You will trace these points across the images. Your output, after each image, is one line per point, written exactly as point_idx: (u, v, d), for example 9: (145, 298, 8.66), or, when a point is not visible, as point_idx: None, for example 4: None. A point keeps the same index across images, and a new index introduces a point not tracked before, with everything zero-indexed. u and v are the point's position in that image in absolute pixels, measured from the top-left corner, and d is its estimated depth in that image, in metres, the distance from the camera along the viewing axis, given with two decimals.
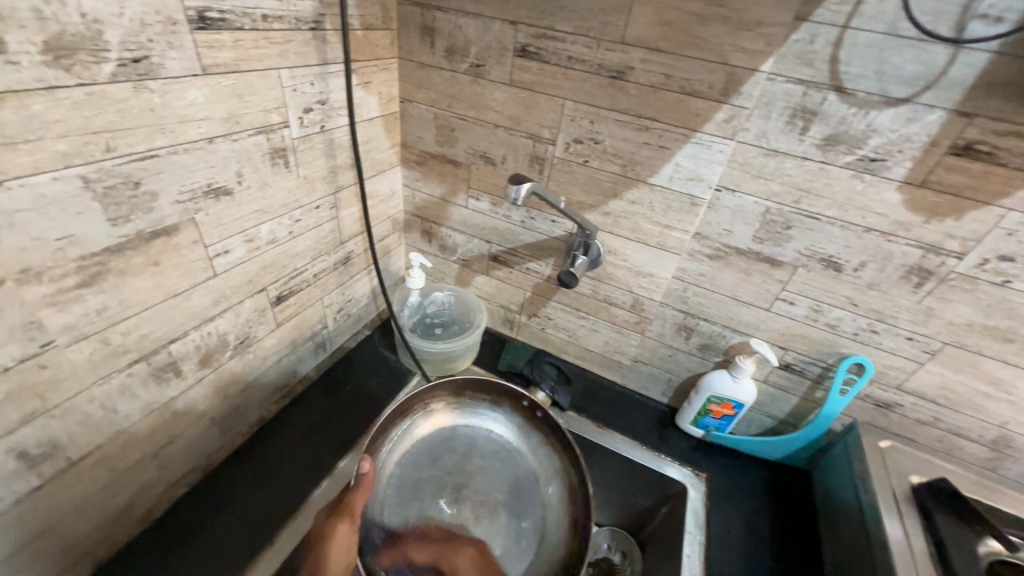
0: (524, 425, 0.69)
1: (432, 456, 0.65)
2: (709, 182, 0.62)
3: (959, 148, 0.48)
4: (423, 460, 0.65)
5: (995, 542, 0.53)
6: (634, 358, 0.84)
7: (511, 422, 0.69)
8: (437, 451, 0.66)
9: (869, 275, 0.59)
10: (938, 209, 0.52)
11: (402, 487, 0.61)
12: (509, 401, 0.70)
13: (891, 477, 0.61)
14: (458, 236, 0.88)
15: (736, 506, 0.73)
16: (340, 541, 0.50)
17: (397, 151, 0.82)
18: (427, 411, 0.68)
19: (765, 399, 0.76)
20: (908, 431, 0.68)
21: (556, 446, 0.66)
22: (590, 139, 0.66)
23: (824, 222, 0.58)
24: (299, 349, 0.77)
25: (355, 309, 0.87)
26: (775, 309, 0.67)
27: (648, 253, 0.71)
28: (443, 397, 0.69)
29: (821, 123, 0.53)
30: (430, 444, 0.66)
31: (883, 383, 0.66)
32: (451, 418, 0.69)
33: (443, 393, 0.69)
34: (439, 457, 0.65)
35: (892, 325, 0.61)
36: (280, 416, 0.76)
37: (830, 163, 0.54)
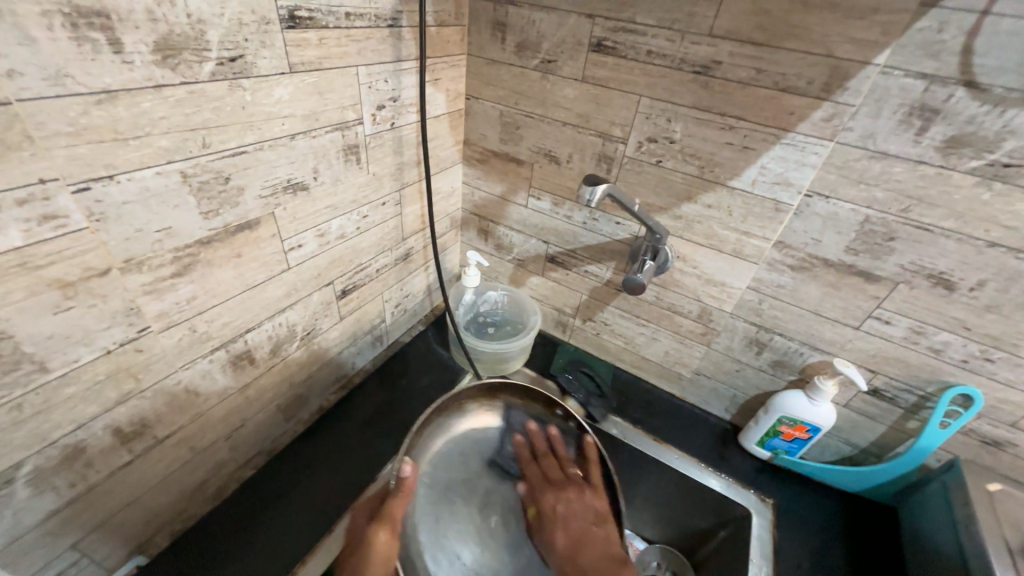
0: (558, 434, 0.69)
1: (467, 460, 0.66)
2: (799, 187, 0.56)
3: None
4: (459, 463, 0.66)
5: None
6: (696, 370, 0.80)
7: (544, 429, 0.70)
8: (470, 453, 0.66)
9: (989, 296, 0.52)
10: None
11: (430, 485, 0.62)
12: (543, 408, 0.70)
13: (1003, 526, 0.54)
14: (516, 235, 0.87)
15: (806, 538, 0.68)
16: (379, 551, 0.50)
17: (459, 149, 0.82)
18: (462, 408, 0.69)
19: (846, 425, 0.70)
20: (1021, 474, 0.60)
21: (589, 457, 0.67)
22: (666, 138, 0.62)
23: (936, 235, 0.52)
24: (359, 342, 0.78)
25: (411, 304, 0.88)
26: (866, 328, 0.61)
27: (721, 261, 0.67)
28: (477, 396, 0.70)
29: (944, 123, 0.47)
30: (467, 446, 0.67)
31: (994, 418, 0.58)
32: (480, 417, 0.69)
33: (478, 392, 0.69)
34: (471, 459, 0.66)
35: (1013, 354, 0.53)
36: (338, 406, 0.78)
37: (951, 168, 0.48)
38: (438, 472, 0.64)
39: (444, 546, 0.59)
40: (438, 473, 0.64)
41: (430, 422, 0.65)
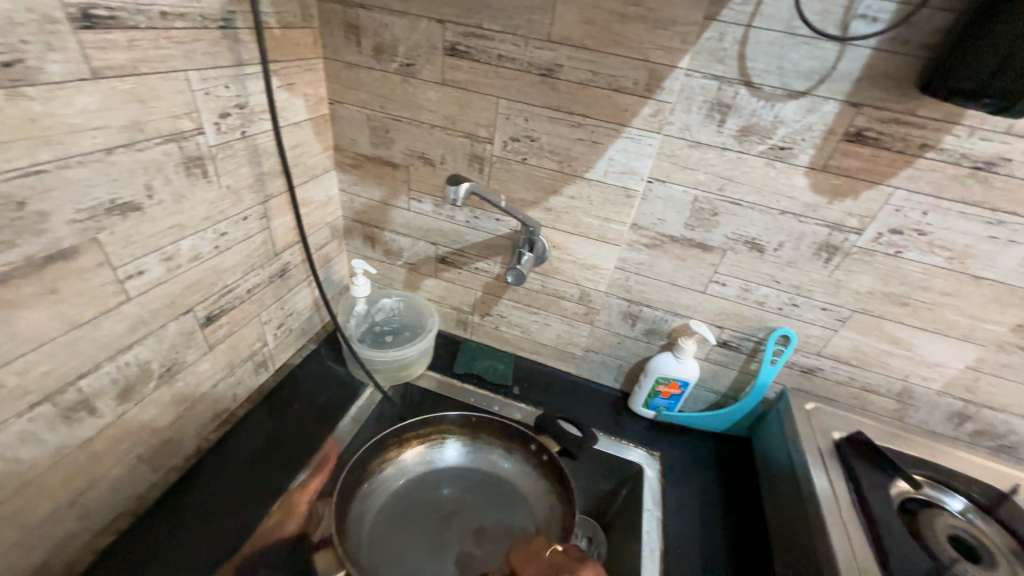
0: (532, 471, 0.72)
1: (415, 499, 0.69)
2: (641, 175, 0.64)
3: (852, 135, 0.54)
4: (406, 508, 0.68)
5: (904, 482, 0.61)
6: (585, 348, 0.87)
7: (521, 467, 0.73)
8: (442, 481, 0.71)
9: (787, 254, 0.64)
10: (839, 190, 0.58)
11: (395, 504, 0.68)
12: (518, 448, 0.74)
13: (817, 436, 0.67)
14: (403, 239, 0.86)
15: (687, 479, 0.78)
16: None
17: (330, 155, 0.79)
18: (434, 437, 0.74)
19: (707, 375, 0.81)
20: (830, 392, 0.75)
21: (558, 489, 0.69)
22: (526, 136, 0.66)
23: (745, 207, 0.62)
24: (238, 371, 0.72)
25: (297, 322, 0.83)
26: (709, 291, 0.71)
27: (590, 246, 0.73)
28: (454, 427, 0.75)
29: (736, 116, 0.57)
30: (413, 485, 0.70)
31: (806, 351, 0.72)
32: (454, 448, 0.74)
33: (453, 423, 0.75)
34: (443, 488, 0.71)
35: (809, 297, 0.67)
36: (221, 444, 0.70)
37: (747, 152, 0.59)
38: (410, 495, 0.70)
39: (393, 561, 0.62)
40: (408, 495, 0.69)
41: (406, 449, 0.72)
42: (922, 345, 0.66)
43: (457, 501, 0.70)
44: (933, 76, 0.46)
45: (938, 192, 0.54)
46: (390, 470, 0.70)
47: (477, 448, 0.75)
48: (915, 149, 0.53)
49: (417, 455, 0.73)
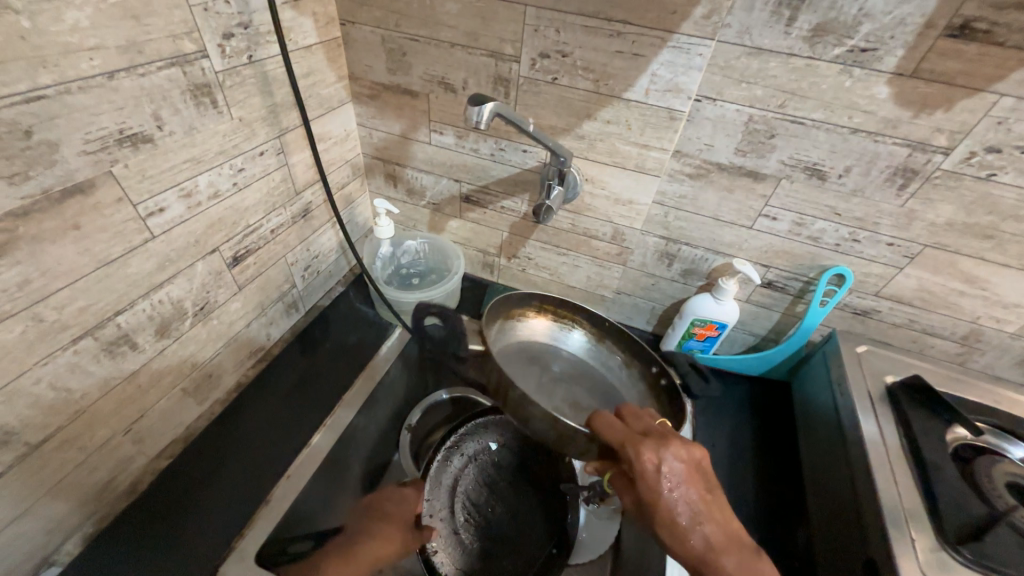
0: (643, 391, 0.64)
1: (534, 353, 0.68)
2: (688, 93, 0.57)
3: (955, 28, 0.44)
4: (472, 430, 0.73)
5: (961, 428, 0.56)
6: (617, 290, 0.83)
7: (634, 386, 0.65)
8: (554, 359, 0.69)
9: (854, 181, 0.57)
10: (928, 101, 0.49)
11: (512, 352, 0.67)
12: (638, 365, 0.66)
13: (867, 380, 0.63)
14: (425, 176, 0.82)
15: (719, 422, 0.76)
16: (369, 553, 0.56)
17: (345, 85, 0.73)
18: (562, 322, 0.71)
19: (747, 318, 0.77)
20: (885, 336, 0.70)
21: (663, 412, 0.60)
22: (557, 52, 0.59)
23: (809, 126, 0.54)
24: (270, 311, 0.73)
25: (324, 265, 0.82)
26: (758, 227, 0.65)
27: (626, 178, 0.67)
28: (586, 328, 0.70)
29: (809, 11, 0.48)
30: (529, 345, 0.69)
31: (862, 292, 0.66)
32: (577, 338, 0.71)
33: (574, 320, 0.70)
34: (555, 365, 0.68)
35: (874, 231, 0.60)
36: (260, 380, 0.73)
37: (818, 58, 0.50)
38: (523, 348, 0.69)
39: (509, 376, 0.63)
40: (524, 352, 0.68)
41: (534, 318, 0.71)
42: (1002, 283, 0.58)
43: (567, 378, 0.67)
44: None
45: None
46: (519, 326, 0.70)
47: (602, 352, 0.69)
48: None
49: (546, 327, 0.71)
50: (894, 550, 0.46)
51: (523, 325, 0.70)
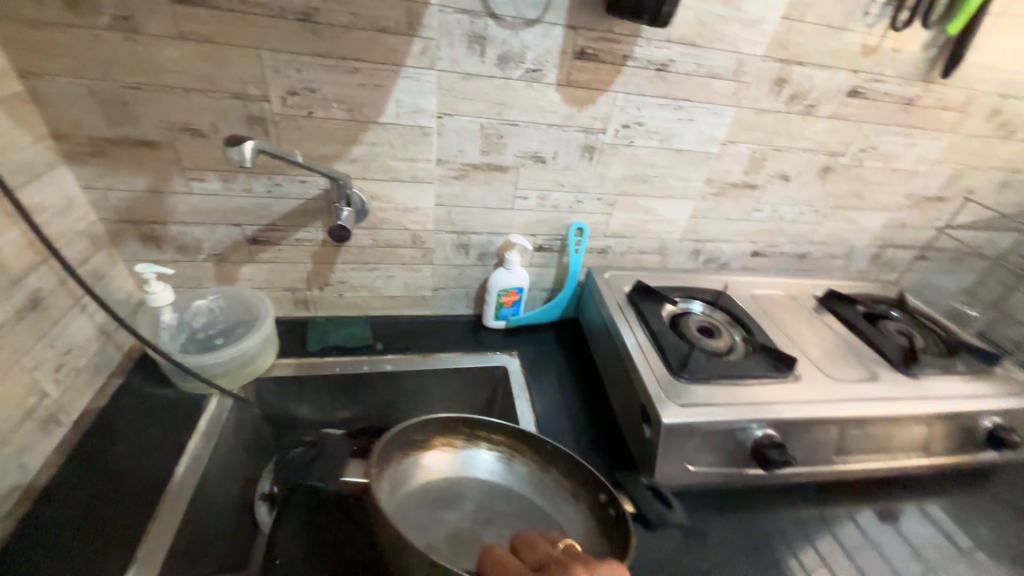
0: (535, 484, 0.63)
1: (431, 496, 0.61)
2: (430, 112, 0.69)
3: (579, 53, 0.68)
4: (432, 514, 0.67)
5: (667, 305, 0.84)
6: (432, 287, 0.93)
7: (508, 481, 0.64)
8: (439, 501, 0.61)
9: (563, 160, 0.79)
10: (582, 101, 0.73)
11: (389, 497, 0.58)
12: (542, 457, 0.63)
13: (615, 297, 0.86)
14: (196, 228, 0.75)
15: (544, 361, 0.93)
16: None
17: (49, 146, 0.62)
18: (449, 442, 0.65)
19: (536, 278, 0.96)
20: (622, 262, 0.98)
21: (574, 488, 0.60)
22: (305, 88, 0.64)
23: (522, 127, 0.74)
24: (15, 436, 0.57)
25: (82, 359, 0.68)
26: (517, 206, 0.84)
27: (406, 189, 0.77)
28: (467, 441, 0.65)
29: (492, 46, 0.65)
30: (426, 486, 0.62)
31: (597, 235, 0.92)
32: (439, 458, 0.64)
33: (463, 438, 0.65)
34: (439, 509, 0.60)
35: (587, 193, 0.85)
36: (28, 525, 0.56)
37: (509, 78, 0.68)
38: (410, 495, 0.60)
39: (433, 504, 0.60)
40: (418, 493, 0.61)
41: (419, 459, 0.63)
42: (663, 209, 0.91)
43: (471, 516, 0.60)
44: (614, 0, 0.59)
45: (641, 91, 0.73)
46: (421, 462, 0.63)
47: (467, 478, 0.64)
48: (620, 59, 0.69)
49: (442, 458, 0.65)
50: (664, 405, 0.64)
51: (427, 456, 0.64)
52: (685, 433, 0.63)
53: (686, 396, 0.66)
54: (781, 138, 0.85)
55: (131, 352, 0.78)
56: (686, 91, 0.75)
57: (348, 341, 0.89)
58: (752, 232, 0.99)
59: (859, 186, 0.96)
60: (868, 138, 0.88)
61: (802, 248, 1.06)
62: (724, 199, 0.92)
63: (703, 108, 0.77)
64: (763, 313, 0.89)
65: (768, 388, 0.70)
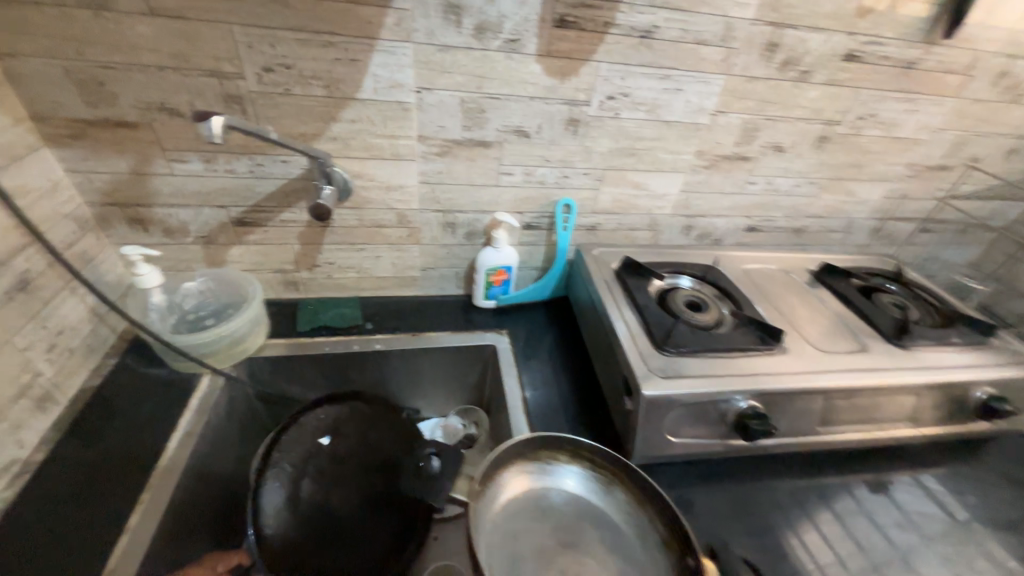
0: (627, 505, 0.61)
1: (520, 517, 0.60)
2: (408, 86, 0.68)
3: (559, 21, 0.66)
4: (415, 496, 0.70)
5: (656, 280, 0.83)
6: (422, 267, 0.93)
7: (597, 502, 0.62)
8: (528, 524, 0.60)
9: (547, 134, 0.78)
10: (564, 71, 0.71)
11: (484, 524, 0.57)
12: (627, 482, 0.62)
13: (602, 272, 0.85)
14: (181, 211, 0.76)
15: (533, 339, 0.93)
16: None
17: (29, 128, 0.62)
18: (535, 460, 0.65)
19: (526, 256, 0.96)
20: (612, 239, 0.97)
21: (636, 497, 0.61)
22: (279, 64, 0.63)
23: (504, 100, 0.72)
24: (10, 413, 0.59)
25: (75, 340, 0.70)
26: (503, 183, 0.83)
27: (388, 167, 0.77)
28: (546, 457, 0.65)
29: (468, 15, 0.64)
30: (513, 510, 0.61)
31: (586, 212, 0.91)
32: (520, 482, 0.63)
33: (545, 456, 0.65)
34: (532, 528, 0.59)
35: (573, 168, 0.83)
36: (28, 495, 0.58)
37: (488, 49, 0.67)
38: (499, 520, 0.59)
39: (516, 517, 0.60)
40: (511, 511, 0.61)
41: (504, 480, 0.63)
42: (652, 183, 0.89)
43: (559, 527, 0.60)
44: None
45: (626, 60, 0.71)
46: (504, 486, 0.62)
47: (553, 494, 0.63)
48: (602, 26, 0.67)
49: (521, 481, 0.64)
50: (642, 374, 0.64)
51: (509, 479, 0.63)
52: (666, 405, 0.62)
53: (668, 369, 0.65)
54: (774, 106, 0.82)
55: (125, 334, 0.80)
56: (672, 59, 0.73)
57: (338, 321, 0.89)
58: (747, 206, 0.98)
59: (858, 156, 0.93)
60: (867, 104, 0.85)
61: (799, 222, 1.03)
62: (716, 172, 0.90)
63: (691, 77, 0.75)
64: (754, 287, 0.88)
65: (752, 361, 0.69)
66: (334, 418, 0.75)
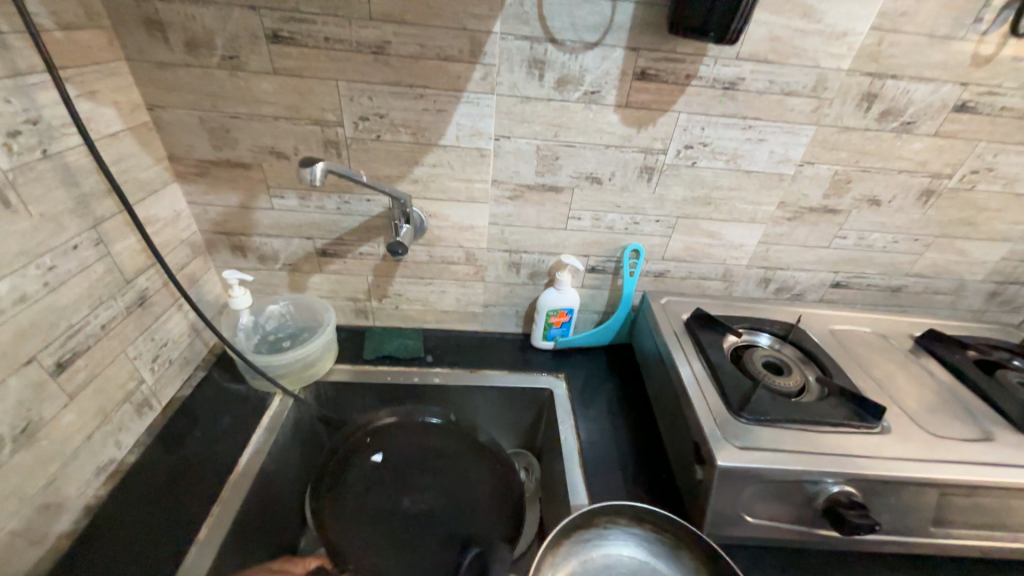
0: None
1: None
2: (488, 134, 0.72)
3: (639, 74, 0.67)
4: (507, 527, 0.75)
5: (731, 335, 0.77)
6: (484, 304, 0.95)
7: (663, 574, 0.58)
8: None
9: (620, 181, 0.78)
10: (642, 121, 0.71)
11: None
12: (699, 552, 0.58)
13: (671, 322, 0.82)
14: (275, 240, 0.83)
15: (591, 385, 0.90)
16: None
17: (166, 166, 0.73)
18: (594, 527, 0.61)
19: (588, 299, 0.94)
20: (680, 287, 0.93)
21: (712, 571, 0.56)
22: (374, 114, 0.69)
23: (578, 148, 0.74)
24: (115, 416, 0.65)
25: (175, 352, 0.77)
26: (571, 226, 0.83)
27: (462, 208, 0.80)
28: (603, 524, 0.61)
29: (551, 70, 0.66)
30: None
31: (654, 258, 0.89)
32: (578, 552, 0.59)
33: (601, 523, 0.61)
34: None
35: (644, 214, 0.82)
36: (120, 494, 0.64)
37: (567, 100, 0.69)
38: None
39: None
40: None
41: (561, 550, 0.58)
42: (727, 233, 0.85)
43: None
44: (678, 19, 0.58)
45: (707, 111, 0.70)
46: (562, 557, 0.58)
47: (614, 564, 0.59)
48: (684, 79, 0.67)
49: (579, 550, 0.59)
50: (714, 439, 0.59)
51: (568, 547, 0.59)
52: (744, 480, 0.56)
53: (747, 439, 0.59)
54: (870, 158, 0.77)
55: (215, 349, 0.87)
56: (756, 110, 0.71)
57: (401, 351, 0.91)
58: (833, 261, 0.90)
59: (971, 213, 0.84)
60: (983, 158, 0.77)
61: (896, 280, 0.94)
62: (800, 224, 0.84)
63: (776, 127, 0.72)
64: (842, 349, 0.80)
65: (847, 439, 0.61)
66: (380, 438, 0.84)
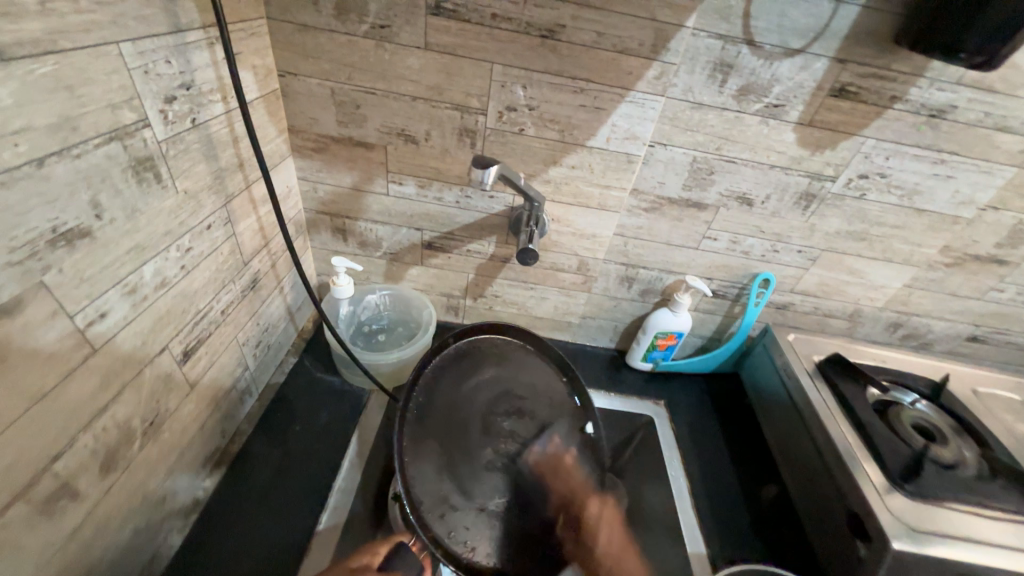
0: None
1: None
2: (644, 139, 0.64)
3: (836, 91, 0.58)
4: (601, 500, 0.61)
5: (872, 387, 0.71)
6: (583, 315, 0.88)
7: None
8: None
9: (773, 205, 0.70)
10: (821, 143, 0.63)
11: None
12: None
13: (802, 361, 0.76)
14: (381, 227, 0.77)
15: (693, 417, 0.84)
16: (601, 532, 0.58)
17: (285, 139, 0.67)
18: None
19: (696, 323, 0.87)
20: (799, 322, 0.86)
21: None
22: (523, 105, 0.62)
23: (739, 164, 0.66)
24: (223, 405, 0.62)
25: (273, 337, 0.73)
26: (703, 247, 0.76)
27: (589, 215, 0.73)
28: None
29: (736, 76, 0.58)
30: None
31: (781, 290, 0.81)
32: None
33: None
34: None
35: (788, 243, 0.74)
36: (224, 487, 0.61)
37: (744, 111, 0.61)
38: None
39: None
40: None
41: None
42: (872, 272, 0.77)
43: None
44: (925, 28, 0.49)
45: (900, 138, 0.62)
46: None
47: None
48: (886, 101, 0.59)
49: None
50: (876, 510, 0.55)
51: None
52: (916, 565, 0.52)
53: (917, 516, 0.54)
54: None
55: (304, 333, 0.83)
56: (956, 143, 0.62)
57: None
58: (978, 314, 0.82)
59: None
60: None
61: None
62: (957, 272, 0.76)
63: (972, 165, 0.63)
64: (988, 415, 0.73)
65: None
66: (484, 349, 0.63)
